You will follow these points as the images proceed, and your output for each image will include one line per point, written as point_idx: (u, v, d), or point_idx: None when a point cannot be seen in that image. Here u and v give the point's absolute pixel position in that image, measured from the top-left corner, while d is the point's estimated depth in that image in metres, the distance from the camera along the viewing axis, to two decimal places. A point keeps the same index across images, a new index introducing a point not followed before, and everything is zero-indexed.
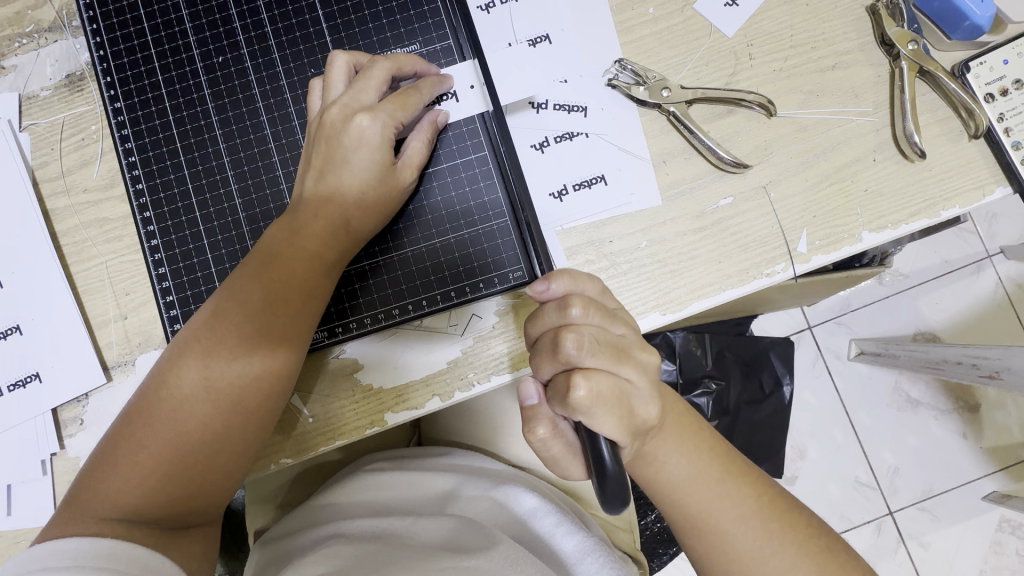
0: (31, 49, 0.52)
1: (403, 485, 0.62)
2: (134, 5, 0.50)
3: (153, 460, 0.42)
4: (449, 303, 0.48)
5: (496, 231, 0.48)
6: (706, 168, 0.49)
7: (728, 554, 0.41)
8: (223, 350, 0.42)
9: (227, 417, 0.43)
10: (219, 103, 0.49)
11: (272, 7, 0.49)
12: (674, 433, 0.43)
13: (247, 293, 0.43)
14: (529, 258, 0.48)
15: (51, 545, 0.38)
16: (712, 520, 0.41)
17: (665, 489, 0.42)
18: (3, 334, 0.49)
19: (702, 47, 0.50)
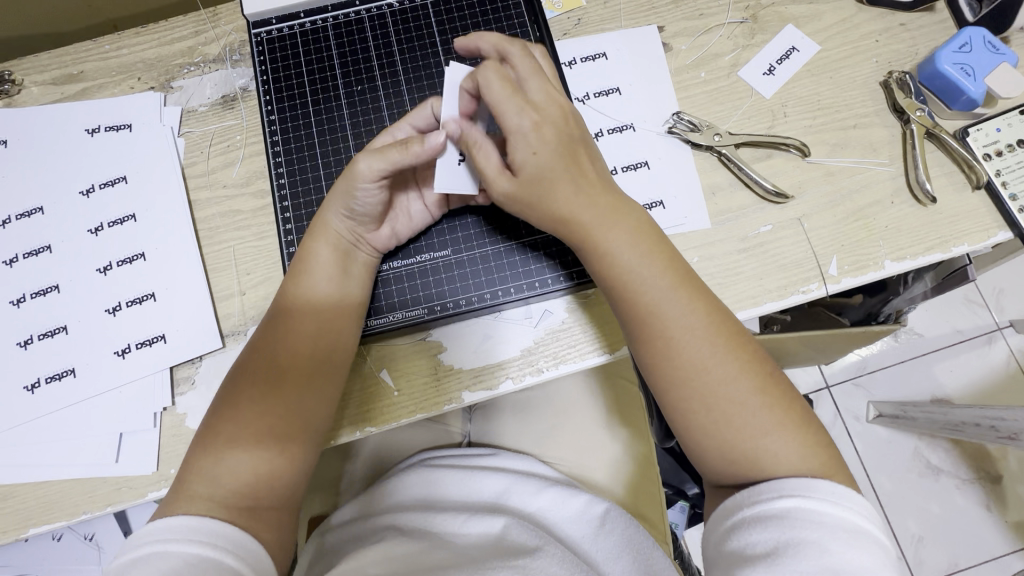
0: (197, 75, 0.64)
1: (454, 484, 0.64)
2: (292, 29, 0.58)
3: (217, 482, 0.43)
4: (533, 292, 0.55)
5: None
6: (751, 200, 0.58)
7: (663, 342, 0.47)
8: (288, 329, 0.49)
9: (300, 391, 0.47)
10: (352, 114, 0.56)
11: (402, 41, 0.58)
12: (623, 222, 0.48)
13: (289, 337, 0.48)
14: None
15: (163, 523, 0.40)
16: (668, 328, 0.47)
17: (619, 276, 0.48)
18: (138, 300, 0.57)
19: (745, 105, 0.61)
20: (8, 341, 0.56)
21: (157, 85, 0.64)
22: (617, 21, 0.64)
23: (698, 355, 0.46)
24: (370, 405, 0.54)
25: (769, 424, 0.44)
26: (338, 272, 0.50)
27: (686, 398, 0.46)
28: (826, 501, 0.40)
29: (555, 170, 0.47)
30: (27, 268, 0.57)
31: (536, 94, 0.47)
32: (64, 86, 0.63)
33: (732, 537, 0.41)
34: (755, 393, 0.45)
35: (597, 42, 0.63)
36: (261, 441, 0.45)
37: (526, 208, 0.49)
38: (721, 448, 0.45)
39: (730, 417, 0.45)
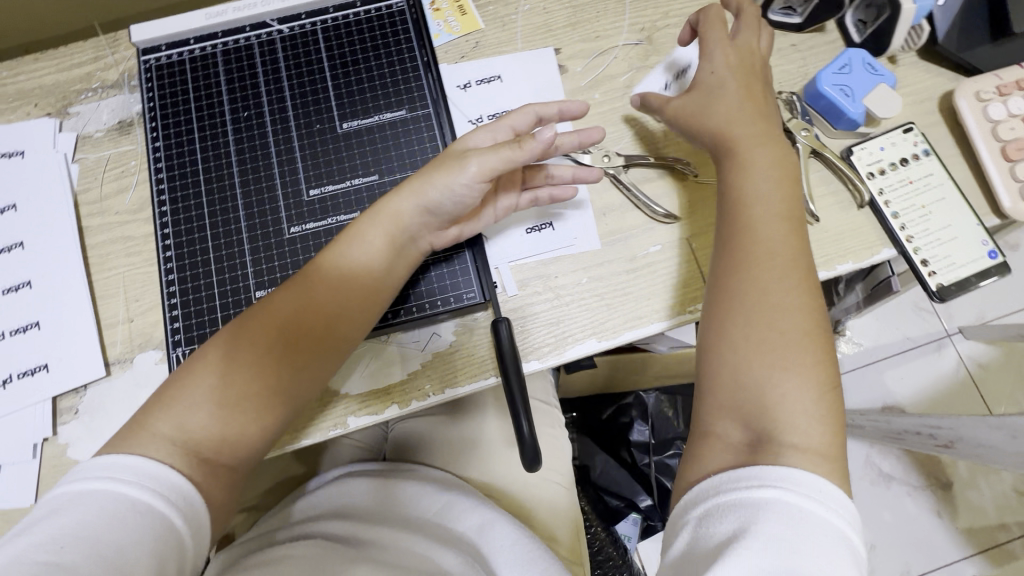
0: (94, 100, 0.64)
1: (363, 493, 0.64)
2: (181, 57, 0.58)
3: (182, 422, 0.44)
4: (411, 317, 0.55)
5: (455, 259, 0.57)
6: (640, 220, 0.59)
7: (756, 248, 0.48)
8: (331, 300, 0.49)
9: (303, 373, 0.48)
10: (238, 139, 0.56)
11: (290, 68, 0.58)
12: (767, 152, 0.51)
13: (293, 301, 0.48)
14: (481, 283, 0.57)
15: (116, 459, 0.41)
16: (757, 239, 0.48)
17: (733, 189, 0.51)
18: (22, 329, 0.56)
19: (638, 126, 0.61)
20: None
21: (54, 110, 0.63)
22: (515, 43, 0.64)
23: (769, 274, 0.47)
24: None
25: (806, 377, 0.43)
26: (368, 260, 0.50)
27: (739, 293, 0.47)
28: (799, 493, 0.38)
29: (722, 86, 0.54)
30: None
31: (746, 41, 0.55)
32: None
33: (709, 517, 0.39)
34: (806, 341, 0.45)
35: (493, 65, 0.63)
36: (233, 403, 0.45)
37: (691, 117, 0.54)
38: (742, 370, 0.45)
39: (772, 343, 0.45)
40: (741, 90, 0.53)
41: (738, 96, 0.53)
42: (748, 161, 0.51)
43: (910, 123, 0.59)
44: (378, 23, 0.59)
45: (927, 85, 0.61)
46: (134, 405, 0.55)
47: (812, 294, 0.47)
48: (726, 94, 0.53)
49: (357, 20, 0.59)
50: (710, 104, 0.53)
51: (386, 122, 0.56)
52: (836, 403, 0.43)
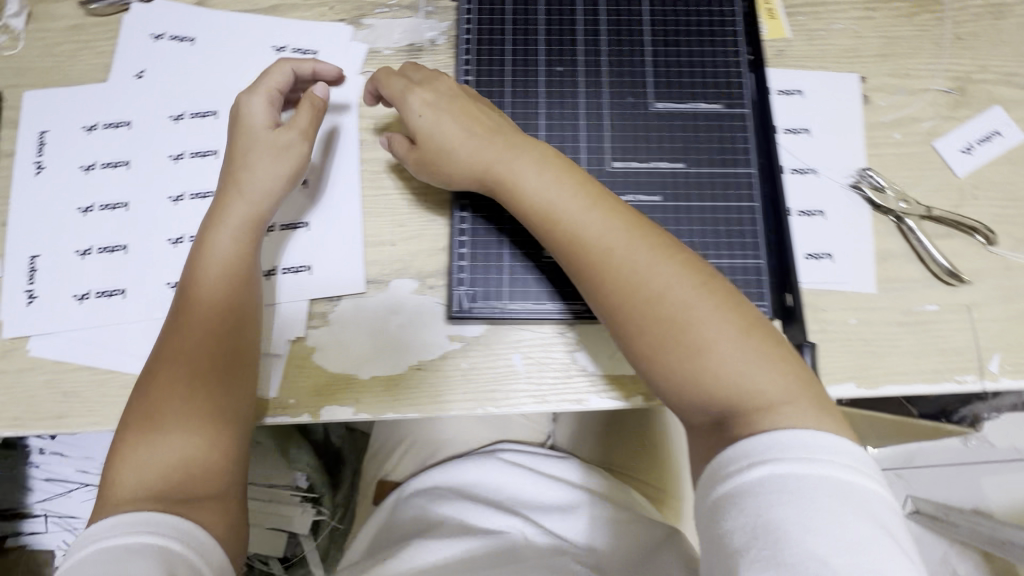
0: (388, 17, 0.63)
1: (523, 484, 0.65)
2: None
3: (146, 473, 0.45)
4: None
5: (752, 268, 0.51)
6: (922, 274, 0.56)
7: (648, 297, 0.45)
8: (190, 301, 0.50)
9: (213, 383, 0.48)
10: (548, 93, 0.55)
11: (611, 32, 0.56)
12: (528, 158, 0.50)
13: (205, 309, 0.50)
14: (781, 299, 0.50)
15: (106, 521, 0.42)
16: (550, 217, 0.47)
17: (525, 199, 0.49)
18: (291, 227, 0.57)
19: (936, 177, 0.58)
20: (157, 234, 0.56)
21: (348, 18, 0.63)
22: (819, 60, 0.62)
23: (584, 247, 0.47)
24: (497, 384, 0.54)
25: (714, 335, 0.43)
26: (226, 274, 0.51)
27: (661, 324, 0.44)
28: (820, 469, 0.37)
29: (441, 118, 0.52)
30: (190, 166, 0.58)
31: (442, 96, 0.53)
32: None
33: (762, 495, 0.37)
34: (705, 294, 0.45)
35: (795, 79, 0.61)
36: (176, 436, 0.46)
37: (467, 162, 0.51)
38: (662, 373, 0.44)
39: (680, 335, 0.43)
40: (460, 119, 0.52)
41: (473, 136, 0.51)
42: (513, 178, 0.49)
43: None
44: (707, 7, 0.57)
45: None
46: (384, 326, 0.55)
47: (657, 249, 0.46)
48: (443, 126, 0.51)
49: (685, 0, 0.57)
50: (444, 129, 0.51)
51: (701, 113, 0.54)
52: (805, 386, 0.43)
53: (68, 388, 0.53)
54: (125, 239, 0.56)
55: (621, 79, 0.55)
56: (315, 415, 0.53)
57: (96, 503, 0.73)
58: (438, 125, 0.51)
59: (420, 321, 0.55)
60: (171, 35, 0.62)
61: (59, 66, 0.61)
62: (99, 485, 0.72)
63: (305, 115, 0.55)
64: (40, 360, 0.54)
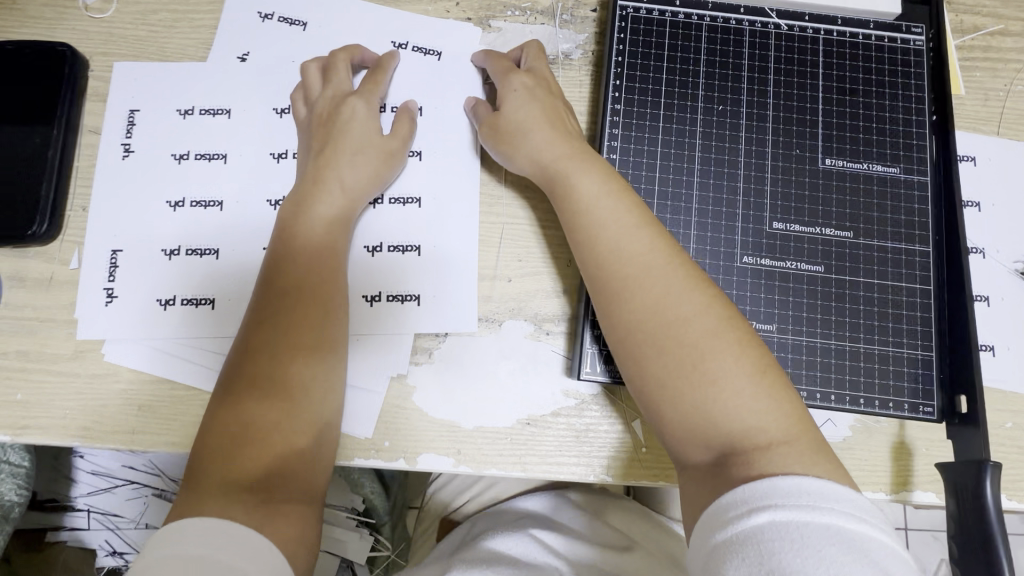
0: (520, 22, 0.56)
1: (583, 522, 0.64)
2: (663, 19, 0.51)
3: (228, 468, 0.39)
4: (856, 409, 0.46)
5: (918, 360, 0.46)
6: None
7: (668, 318, 0.41)
8: (282, 276, 0.46)
9: (305, 369, 0.44)
10: (707, 134, 0.49)
11: (782, 74, 0.50)
12: (589, 165, 0.46)
13: (296, 284, 0.45)
14: (945, 398, 0.46)
15: (183, 524, 0.35)
16: (593, 232, 0.44)
17: (582, 210, 0.45)
18: (401, 249, 0.52)
19: None
20: (255, 241, 0.52)
21: (475, 17, 0.57)
22: (997, 125, 0.55)
23: (617, 263, 0.43)
24: (612, 450, 0.49)
25: (731, 367, 0.39)
26: (321, 251, 0.47)
27: (668, 336, 0.41)
28: (799, 508, 0.32)
29: (529, 110, 0.49)
30: (294, 168, 0.53)
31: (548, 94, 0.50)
32: None
33: (768, 544, 0.31)
34: (727, 329, 0.40)
35: (968, 143, 0.54)
36: (266, 425, 0.41)
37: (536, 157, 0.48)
38: (672, 401, 0.40)
39: (689, 353, 0.40)
40: (549, 128, 0.48)
41: (547, 135, 0.48)
42: (570, 181, 0.46)
43: None
44: (890, 55, 0.50)
45: None
46: (494, 372, 0.50)
47: (690, 282, 0.42)
48: (530, 131, 0.48)
49: (866, 45, 0.51)
50: (520, 130, 0.49)
51: (876, 176, 0.48)
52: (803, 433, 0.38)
53: (145, 401, 0.49)
54: (218, 243, 0.52)
55: (789, 128, 0.49)
56: (413, 462, 0.48)
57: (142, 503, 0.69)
58: (534, 141, 0.48)
59: (534, 371, 0.50)
60: (281, 17, 0.56)
61: (154, 37, 0.55)
62: (145, 486, 0.68)
63: (405, 124, 0.52)
64: (118, 366, 0.49)
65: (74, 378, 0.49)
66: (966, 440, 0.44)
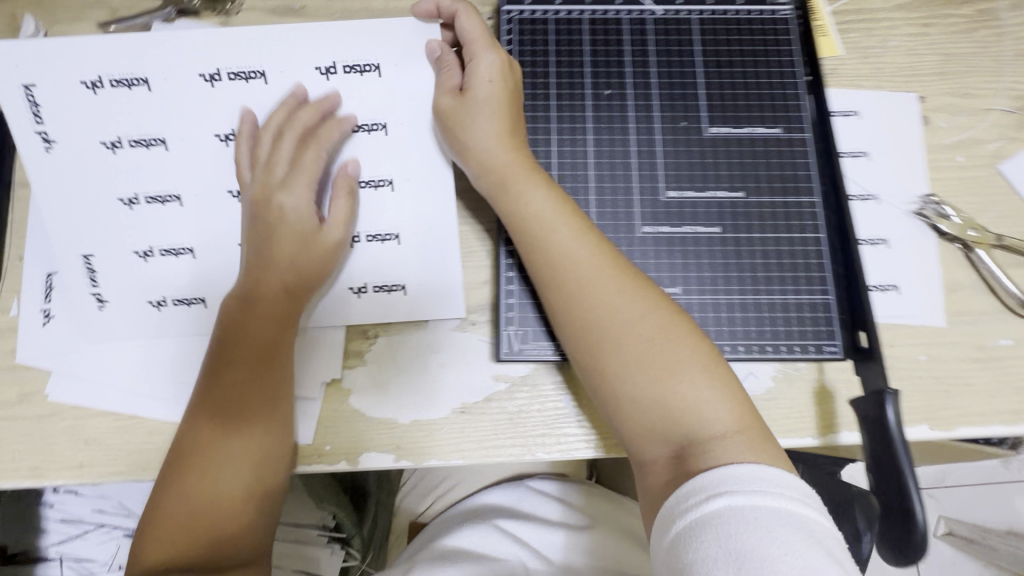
0: None
1: (543, 506, 0.66)
2: (546, 17, 0.54)
3: (174, 535, 0.45)
4: (765, 356, 0.48)
5: (818, 304, 0.48)
6: (995, 306, 0.53)
7: (618, 323, 0.44)
8: (232, 354, 0.48)
9: (248, 443, 0.47)
10: (597, 117, 0.52)
11: (661, 54, 0.53)
12: (536, 181, 0.47)
13: (246, 363, 0.48)
14: (848, 337, 0.48)
15: None
16: (534, 243, 0.47)
17: (526, 219, 0.47)
18: None
19: (1004, 203, 0.55)
20: (184, 249, 0.53)
21: None
22: (875, 80, 0.59)
23: (570, 267, 0.45)
24: (547, 429, 0.51)
25: (682, 359, 0.42)
26: (272, 313, 0.48)
27: (614, 347, 0.44)
28: (751, 494, 0.35)
29: (485, 106, 0.49)
30: None
31: (494, 86, 0.49)
32: (283, 17, 0.61)
33: (724, 526, 0.34)
34: (657, 337, 0.43)
35: (852, 100, 0.58)
36: (208, 497, 0.46)
37: (483, 161, 0.48)
38: (633, 399, 0.43)
39: (650, 362, 0.43)
40: (502, 130, 0.49)
41: (499, 140, 0.48)
42: (518, 189, 0.47)
43: None
44: (760, 25, 0.54)
45: None
46: (425, 364, 0.52)
47: (636, 291, 0.45)
48: (485, 130, 0.48)
49: (736, 20, 0.54)
50: (467, 124, 0.48)
51: (758, 138, 0.51)
52: (758, 426, 0.41)
53: (89, 436, 0.50)
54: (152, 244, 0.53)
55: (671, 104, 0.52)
56: (356, 463, 0.50)
57: (114, 545, 0.69)
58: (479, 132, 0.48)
59: (465, 360, 0.52)
60: None
61: None
62: (118, 527, 0.69)
63: (343, 176, 0.51)
64: (61, 404, 0.51)
65: (20, 420, 0.51)
66: (869, 376, 0.45)
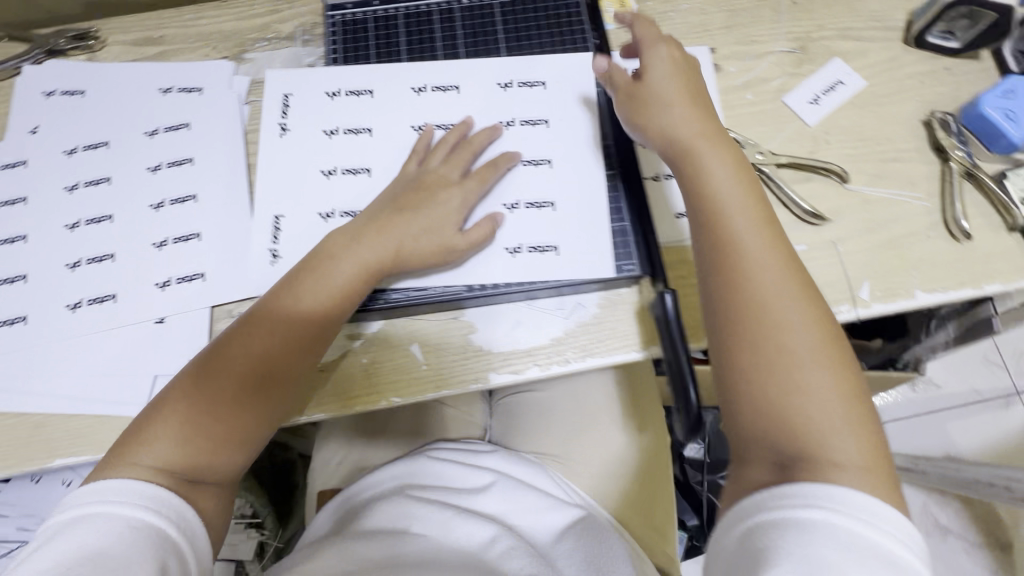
0: (268, 50, 0.67)
1: (454, 473, 0.65)
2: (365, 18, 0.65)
3: (159, 447, 0.47)
4: (573, 283, 0.56)
5: (615, 232, 0.57)
6: (789, 218, 0.60)
7: (777, 324, 0.44)
8: (280, 310, 0.50)
9: (267, 383, 0.50)
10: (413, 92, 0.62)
11: (466, 38, 0.64)
12: (719, 149, 0.51)
13: (283, 327, 0.50)
14: (643, 257, 0.57)
15: (98, 488, 0.44)
16: (739, 263, 0.46)
17: (705, 193, 0.50)
18: (184, 239, 0.59)
19: (788, 129, 0.63)
20: (57, 263, 0.59)
21: (230, 55, 0.67)
22: (670, 39, 0.67)
23: (766, 274, 0.46)
24: (400, 374, 0.56)
25: (819, 381, 0.42)
26: (339, 299, 0.51)
27: (775, 352, 0.44)
28: (841, 514, 0.37)
29: (664, 83, 0.55)
30: (84, 195, 0.61)
31: (670, 83, 0.55)
32: (143, 48, 0.68)
33: (805, 537, 0.37)
34: (823, 347, 0.44)
35: None
36: (207, 420, 0.48)
37: (661, 124, 0.54)
38: (788, 391, 0.43)
39: (770, 363, 0.43)
40: (685, 105, 0.54)
41: (684, 111, 0.53)
42: (697, 171, 0.51)
43: None
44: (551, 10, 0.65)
45: None
46: None
47: (805, 300, 0.45)
48: (669, 104, 0.54)
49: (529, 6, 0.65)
50: (657, 106, 0.54)
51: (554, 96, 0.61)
52: (879, 459, 0.41)
53: None
54: (25, 268, 0.59)
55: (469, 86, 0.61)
56: None
57: None
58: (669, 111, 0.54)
59: None
60: (61, 90, 0.65)
61: None
62: None
63: (504, 161, 0.58)
64: None
65: None
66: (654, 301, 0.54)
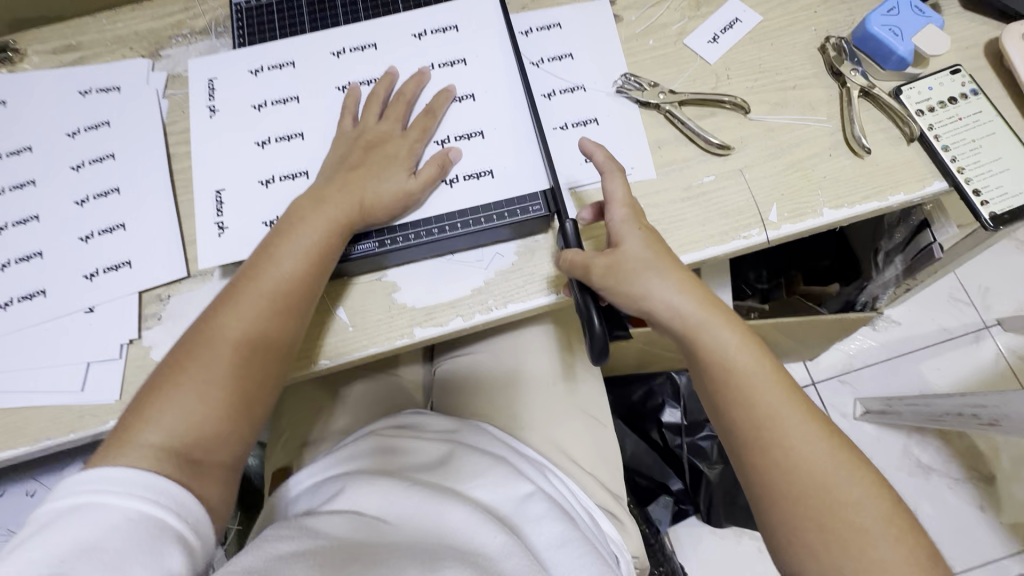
0: (184, 45, 0.69)
1: (406, 449, 0.59)
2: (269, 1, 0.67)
3: (160, 428, 0.46)
4: (481, 226, 0.57)
5: (518, 175, 0.58)
6: (696, 152, 0.61)
7: (782, 431, 0.46)
8: (256, 280, 0.51)
9: (256, 353, 0.50)
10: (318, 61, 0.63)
11: (369, 8, 0.66)
12: (719, 318, 0.50)
13: (268, 291, 0.51)
14: (547, 196, 0.57)
15: (104, 473, 0.42)
16: (724, 361, 0.49)
17: (700, 342, 0.49)
18: (110, 230, 0.61)
19: (690, 69, 0.65)
20: None
21: (147, 53, 0.69)
22: None
23: (762, 422, 0.47)
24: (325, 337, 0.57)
25: (853, 491, 0.44)
26: (306, 261, 0.52)
27: (807, 495, 0.44)
28: None
29: (649, 271, 0.50)
30: (10, 198, 0.62)
31: (635, 241, 0.51)
32: (62, 55, 0.69)
33: None
34: (843, 457, 0.45)
35: (552, 14, 0.67)
36: (200, 397, 0.47)
37: (634, 275, 0.50)
38: (798, 488, 0.44)
39: (816, 511, 0.44)
40: (667, 273, 0.50)
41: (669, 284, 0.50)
42: (709, 336, 0.49)
43: (957, 66, 0.62)
44: None
45: (971, 33, 0.64)
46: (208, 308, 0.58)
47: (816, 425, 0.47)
48: (650, 276, 0.50)
49: None
50: (643, 277, 0.50)
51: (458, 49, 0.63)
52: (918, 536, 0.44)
53: None
54: None
55: (374, 56, 0.63)
56: None
57: None
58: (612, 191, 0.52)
59: None
60: None
61: None
62: None
63: (441, 101, 0.59)
64: None
65: None
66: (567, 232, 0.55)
